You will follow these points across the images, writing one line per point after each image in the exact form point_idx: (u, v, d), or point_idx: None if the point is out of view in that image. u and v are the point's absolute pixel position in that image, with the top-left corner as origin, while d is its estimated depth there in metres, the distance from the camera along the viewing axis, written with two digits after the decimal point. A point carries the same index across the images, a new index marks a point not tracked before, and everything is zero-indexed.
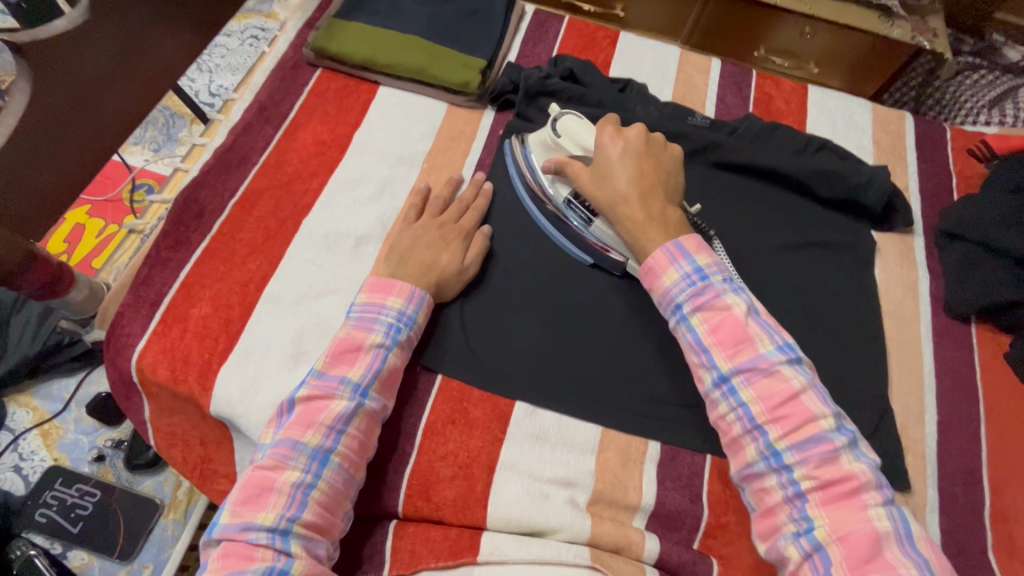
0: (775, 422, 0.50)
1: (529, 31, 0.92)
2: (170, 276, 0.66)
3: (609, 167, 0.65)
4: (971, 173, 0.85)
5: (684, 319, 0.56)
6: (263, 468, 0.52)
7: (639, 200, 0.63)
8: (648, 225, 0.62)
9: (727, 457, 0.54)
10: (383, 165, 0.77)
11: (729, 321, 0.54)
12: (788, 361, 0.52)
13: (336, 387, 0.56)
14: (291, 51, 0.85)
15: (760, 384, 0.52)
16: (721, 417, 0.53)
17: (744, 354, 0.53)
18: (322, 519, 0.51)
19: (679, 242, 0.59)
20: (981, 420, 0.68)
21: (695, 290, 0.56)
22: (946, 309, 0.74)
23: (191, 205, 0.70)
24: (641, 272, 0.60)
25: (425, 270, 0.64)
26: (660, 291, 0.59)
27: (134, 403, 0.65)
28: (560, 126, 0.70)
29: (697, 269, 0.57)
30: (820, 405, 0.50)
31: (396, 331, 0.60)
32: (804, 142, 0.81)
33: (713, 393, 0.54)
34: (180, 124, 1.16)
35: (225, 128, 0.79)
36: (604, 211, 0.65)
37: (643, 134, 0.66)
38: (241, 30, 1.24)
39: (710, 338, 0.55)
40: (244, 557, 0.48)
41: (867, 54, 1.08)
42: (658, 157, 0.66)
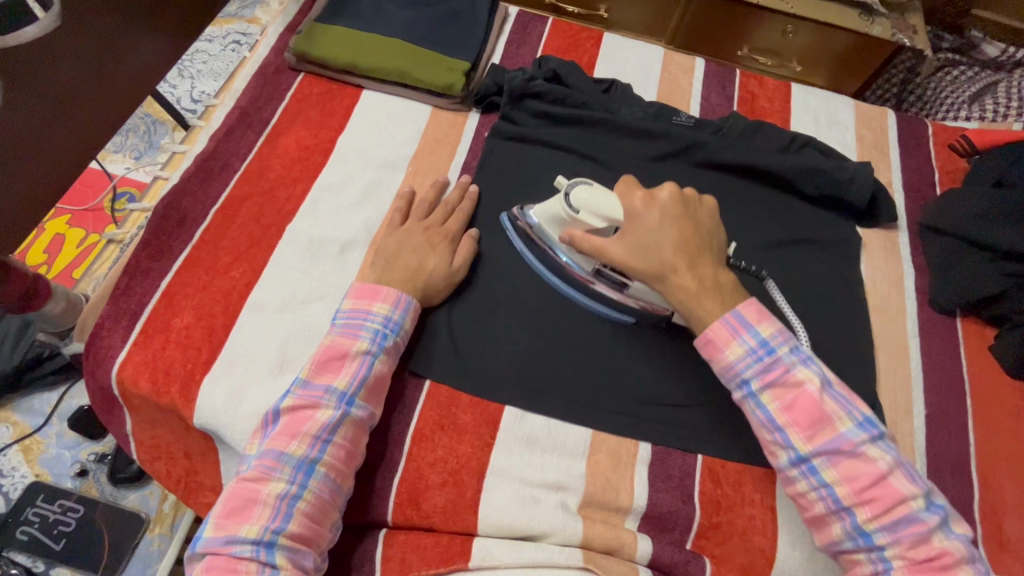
0: (863, 505, 0.49)
1: (513, 33, 0.92)
2: (151, 286, 0.65)
3: (648, 235, 0.60)
4: (953, 168, 0.86)
5: (753, 397, 0.54)
6: (247, 480, 0.52)
7: (689, 268, 0.58)
8: (704, 296, 0.57)
9: (809, 525, 0.54)
10: (367, 169, 0.76)
11: (804, 401, 0.52)
12: (870, 440, 0.51)
13: (321, 396, 0.55)
14: (273, 56, 0.84)
15: (845, 466, 0.50)
16: (802, 494, 0.52)
17: (824, 436, 0.51)
18: (307, 530, 0.52)
19: (739, 314, 0.56)
20: (968, 413, 0.68)
21: (763, 366, 0.54)
22: (931, 303, 0.74)
23: (172, 213, 0.69)
24: (698, 344, 0.57)
25: (411, 275, 0.63)
26: (723, 365, 0.56)
27: (116, 416, 0.64)
28: (575, 200, 0.63)
29: (763, 343, 0.54)
30: (908, 485, 0.49)
31: (382, 338, 0.59)
32: (788, 140, 0.81)
33: (791, 471, 0.53)
34: (162, 131, 1.14)
35: (205, 135, 0.78)
36: (649, 283, 0.60)
37: (674, 195, 0.62)
38: (223, 36, 1.23)
39: (785, 419, 0.52)
40: (228, 569, 0.49)
41: (848, 51, 1.09)
42: (694, 215, 0.62)
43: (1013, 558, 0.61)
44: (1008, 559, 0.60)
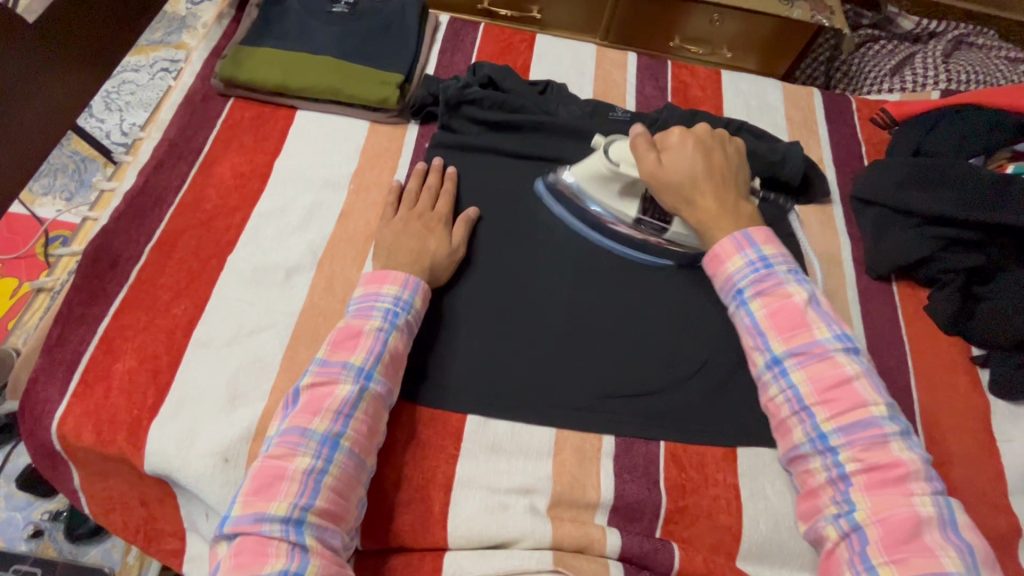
0: (824, 404, 0.54)
1: (445, 41, 0.91)
2: (87, 333, 0.62)
3: (678, 161, 0.66)
4: (877, 141, 0.90)
5: (744, 304, 0.60)
6: (273, 458, 0.52)
7: (713, 191, 0.65)
8: (721, 216, 0.64)
9: (776, 440, 0.58)
10: (308, 191, 0.75)
11: (789, 308, 0.58)
12: (843, 349, 0.56)
13: (339, 371, 0.56)
14: (199, 83, 0.82)
15: (813, 368, 0.55)
16: (771, 399, 0.57)
17: (799, 338, 0.56)
18: (335, 506, 0.51)
19: (747, 232, 0.62)
20: (911, 371, 0.72)
21: (758, 276, 0.60)
22: (868, 271, 0.78)
23: (104, 254, 0.67)
24: (706, 258, 0.64)
25: (416, 257, 0.65)
26: (723, 276, 0.62)
27: (62, 473, 0.61)
28: (614, 155, 0.70)
29: (762, 258, 0.61)
30: (872, 393, 0.54)
31: (393, 316, 0.60)
32: (722, 126, 0.83)
33: (764, 375, 0.57)
34: (93, 169, 1.10)
35: (133, 171, 0.75)
36: (677, 207, 0.67)
37: (706, 130, 0.69)
38: (150, 64, 1.19)
39: (768, 322, 0.58)
40: (257, 551, 0.48)
41: (774, 35, 1.12)
42: (723, 149, 0.69)
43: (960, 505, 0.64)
44: None
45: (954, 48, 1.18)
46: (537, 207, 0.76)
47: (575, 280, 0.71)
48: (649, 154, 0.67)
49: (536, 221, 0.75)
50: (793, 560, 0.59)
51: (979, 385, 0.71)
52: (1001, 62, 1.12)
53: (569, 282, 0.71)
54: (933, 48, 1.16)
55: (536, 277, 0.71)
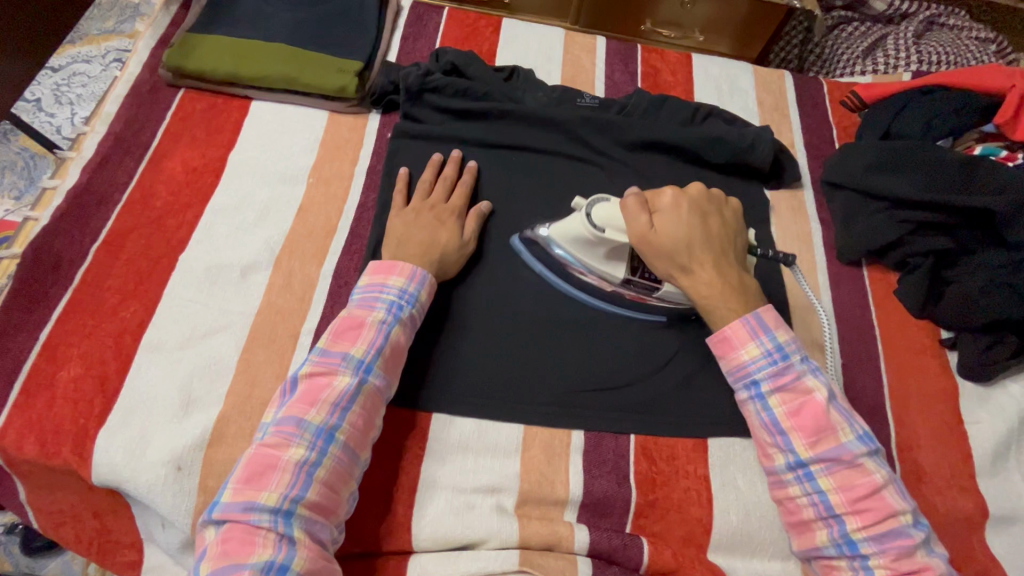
0: (855, 514, 0.52)
1: (408, 27, 0.88)
2: (28, 340, 0.59)
3: (671, 226, 0.61)
4: (849, 124, 0.89)
5: (761, 398, 0.56)
6: (268, 446, 0.50)
7: (711, 260, 0.61)
8: (724, 291, 0.60)
9: (789, 531, 0.56)
10: (264, 186, 0.72)
11: (811, 407, 0.55)
12: (869, 454, 0.53)
13: (339, 362, 0.54)
14: (147, 74, 0.78)
15: (842, 475, 0.53)
16: (791, 499, 0.55)
17: (826, 444, 0.53)
18: (326, 500, 0.49)
19: (759, 316, 0.58)
20: (880, 356, 0.72)
21: (775, 369, 0.56)
22: (839, 255, 0.77)
23: (45, 256, 0.63)
24: (713, 340, 0.60)
25: (425, 249, 0.64)
26: (736, 363, 0.58)
27: (6, 487, 0.58)
28: (598, 219, 0.62)
29: (779, 347, 0.57)
30: (899, 500, 0.52)
31: (398, 309, 0.58)
32: (692, 112, 0.82)
33: (786, 474, 0.55)
34: (43, 165, 1.04)
35: (76, 167, 0.71)
36: (674, 275, 0.62)
37: (702, 191, 0.65)
38: (102, 55, 1.14)
39: (790, 422, 0.55)
40: (245, 541, 0.46)
41: (747, 17, 1.10)
42: (718, 214, 0.64)
43: (929, 488, 0.64)
44: (925, 491, 0.64)
45: (926, 28, 1.17)
46: (504, 199, 0.74)
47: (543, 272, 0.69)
48: (641, 215, 0.62)
49: (503, 213, 0.73)
50: (763, 550, 0.58)
51: (947, 368, 0.71)
52: (972, 43, 1.11)
53: (537, 275, 0.69)
54: (905, 30, 1.15)
55: (504, 270, 0.69)
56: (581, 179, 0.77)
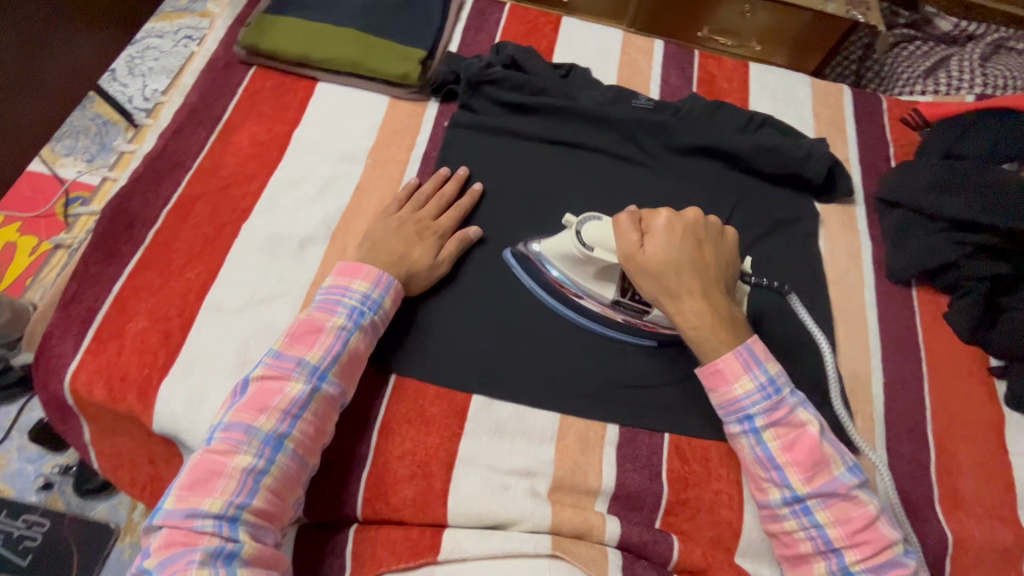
0: (853, 547, 0.52)
1: (470, 20, 0.90)
2: (102, 291, 0.63)
3: (662, 249, 0.59)
4: (907, 142, 0.87)
5: (755, 432, 0.55)
6: (213, 452, 0.51)
7: (701, 289, 0.59)
8: (712, 321, 0.58)
9: (782, 561, 0.56)
10: (325, 163, 0.74)
11: (806, 442, 0.54)
12: (861, 485, 0.54)
13: (293, 368, 0.55)
14: (222, 51, 0.82)
15: (838, 508, 0.53)
16: (788, 532, 0.54)
17: (822, 478, 0.53)
18: (272, 506, 0.51)
19: (750, 348, 0.57)
20: (924, 378, 0.70)
21: (769, 404, 0.55)
22: (888, 274, 0.76)
23: (121, 215, 0.67)
24: (704, 374, 0.57)
25: (396, 261, 0.64)
26: (729, 397, 0.56)
27: (73, 427, 0.62)
28: (588, 238, 0.62)
29: (772, 381, 0.56)
30: (891, 530, 0.53)
31: (358, 315, 0.59)
32: (746, 120, 0.82)
33: (782, 509, 0.54)
34: (114, 132, 1.09)
35: (153, 134, 0.75)
36: (660, 299, 0.59)
37: (699, 217, 0.62)
38: (174, 31, 1.19)
39: (786, 457, 0.54)
40: (189, 543, 0.48)
41: (807, 29, 1.09)
42: (714, 243, 0.61)
43: (966, 515, 0.63)
44: (963, 518, 0.63)
45: (994, 51, 1.13)
46: (552, 193, 0.75)
47: None
48: (631, 233, 0.60)
49: (552, 206, 0.74)
50: None
51: (994, 397, 0.70)
52: None
53: None
54: (970, 52, 1.13)
55: None
56: (629, 178, 0.77)
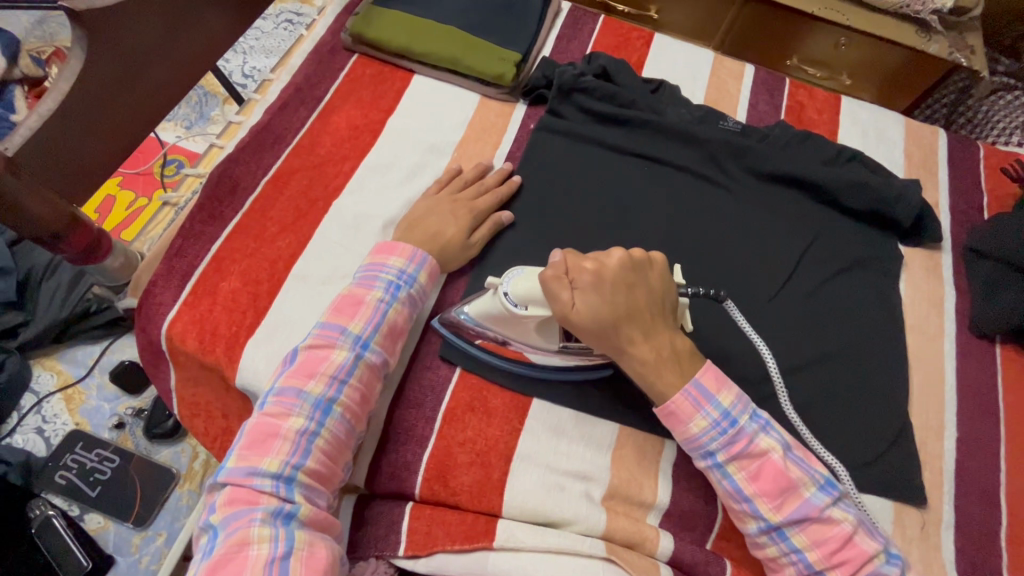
0: (834, 567, 0.50)
1: (565, 28, 0.92)
2: (202, 249, 0.67)
3: (594, 305, 0.54)
4: (1003, 193, 0.84)
5: (718, 467, 0.54)
6: (269, 415, 0.53)
7: (644, 335, 0.55)
8: (660, 365, 0.55)
9: None
10: (414, 152, 0.77)
11: (769, 469, 0.52)
12: (834, 502, 0.52)
13: (337, 336, 0.57)
14: (329, 36, 0.86)
15: (812, 530, 0.51)
16: (771, 558, 0.53)
17: (791, 503, 0.52)
18: (325, 469, 0.53)
19: (700, 383, 0.54)
20: (1001, 440, 0.67)
21: (728, 438, 0.53)
22: (972, 326, 0.73)
23: (225, 180, 0.71)
24: (661, 416, 0.56)
25: (428, 237, 0.66)
26: (687, 437, 0.55)
27: (162, 371, 0.66)
28: (516, 295, 0.57)
29: (725, 414, 0.54)
30: (870, 541, 0.51)
31: (396, 288, 0.61)
32: (834, 153, 0.80)
33: (760, 537, 0.53)
34: (213, 103, 1.16)
35: (260, 108, 0.81)
36: (605, 349, 0.56)
37: (624, 257, 0.55)
38: (277, 14, 1.26)
39: (752, 490, 0.52)
40: (249, 502, 0.49)
41: (903, 67, 1.06)
42: (643, 278, 0.55)
43: None
44: None
45: None
46: (630, 203, 0.75)
47: None
48: (560, 293, 0.54)
49: (629, 217, 0.74)
50: None
51: None
52: None
53: None
54: None
55: None
56: (708, 198, 0.77)
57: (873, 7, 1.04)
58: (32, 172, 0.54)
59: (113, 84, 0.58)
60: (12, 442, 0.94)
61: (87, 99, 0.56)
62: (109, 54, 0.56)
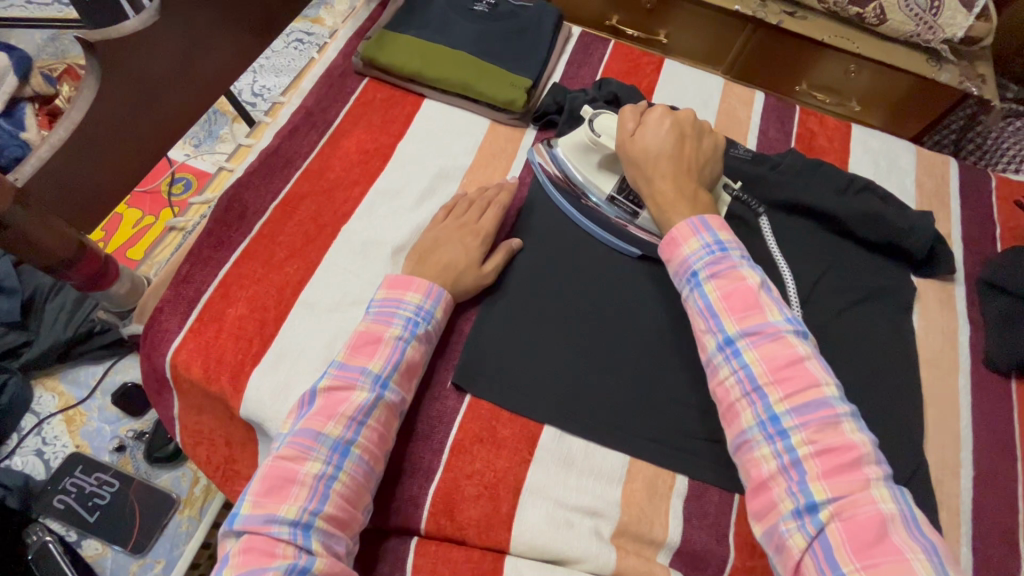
0: (778, 385, 0.51)
1: (575, 53, 0.92)
2: (209, 275, 0.66)
3: (649, 138, 0.67)
4: (1016, 225, 0.83)
5: (698, 286, 0.58)
6: (284, 459, 0.52)
7: (673, 174, 0.65)
8: (677, 201, 0.64)
9: (723, 429, 0.55)
10: (424, 177, 0.77)
11: (742, 289, 0.55)
12: (795, 333, 0.53)
13: (357, 377, 0.56)
14: (340, 60, 0.87)
15: (766, 348, 0.53)
16: (722, 382, 0.54)
17: (753, 320, 0.54)
18: (342, 513, 0.51)
19: (704, 216, 0.61)
20: (1018, 479, 0.66)
21: (712, 258, 0.58)
22: (987, 361, 0.72)
23: (234, 205, 0.71)
24: (662, 242, 0.62)
25: (441, 270, 0.65)
26: (677, 259, 0.60)
27: (165, 399, 0.66)
28: (599, 126, 0.71)
29: (717, 241, 0.59)
30: (823, 375, 0.51)
31: (414, 325, 0.60)
32: (845, 182, 0.79)
33: (716, 357, 0.55)
34: (222, 122, 1.16)
35: (271, 131, 0.81)
36: (639, 182, 0.67)
37: (691, 119, 0.69)
38: (288, 34, 1.27)
39: (721, 304, 0.56)
40: (265, 553, 0.48)
41: (913, 95, 1.06)
42: (698, 140, 0.68)
43: None
44: None
45: None
46: None
47: (670, 308, 0.69)
48: (630, 122, 0.68)
49: None
50: None
51: None
52: None
53: (660, 308, 0.69)
54: None
55: (639, 300, 0.69)
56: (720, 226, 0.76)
57: (882, 35, 1.04)
58: (44, 202, 0.53)
59: (126, 108, 0.58)
60: (11, 463, 0.93)
61: (100, 128, 0.56)
62: (121, 81, 0.56)
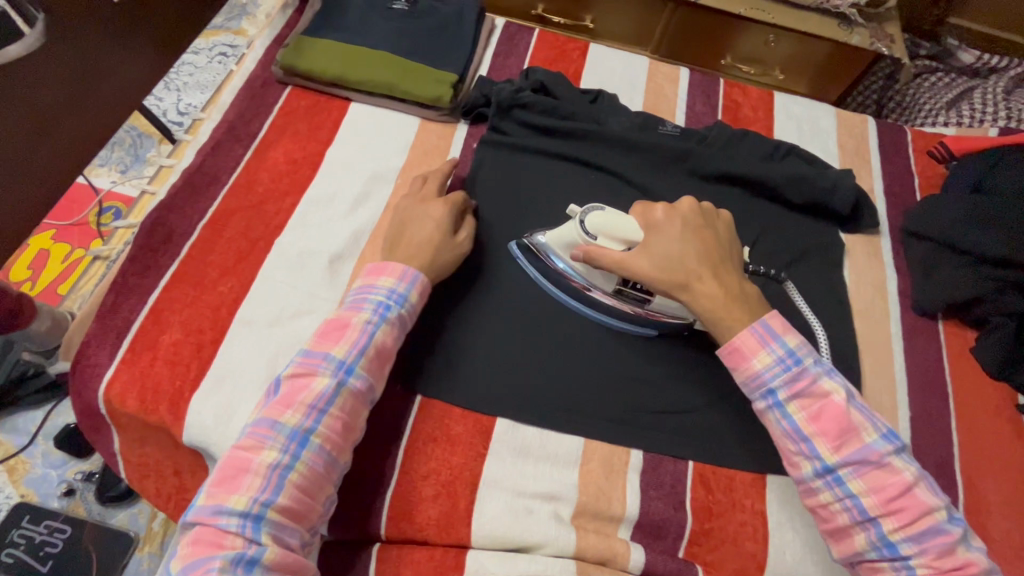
0: (890, 515, 0.50)
1: (500, 45, 0.92)
2: (138, 303, 0.64)
3: (667, 246, 0.61)
4: (931, 175, 0.88)
5: (780, 406, 0.55)
6: (242, 448, 0.51)
7: (712, 276, 0.60)
8: (730, 303, 0.58)
9: (825, 538, 0.54)
10: (357, 181, 0.76)
11: (831, 410, 0.53)
12: (894, 451, 0.52)
13: (319, 363, 0.55)
14: (260, 70, 0.85)
15: (871, 476, 0.51)
16: (824, 506, 0.53)
17: (851, 446, 0.52)
18: (297, 504, 0.51)
19: (767, 323, 0.57)
20: (951, 414, 0.70)
21: (791, 376, 0.55)
22: (915, 307, 0.76)
23: (159, 228, 0.69)
24: (723, 353, 0.58)
25: (418, 249, 0.64)
26: (749, 375, 0.56)
27: (103, 436, 0.64)
28: (590, 227, 0.63)
29: (790, 353, 0.55)
30: (931, 496, 0.50)
31: (384, 310, 0.59)
32: (771, 149, 0.82)
33: (814, 481, 0.53)
34: (148, 145, 1.13)
35: (193, 149, 0.78)
36: (673, 294, 0.60)
37: (694, 207, 0.64)
38: (209, 48, 1.23)
39: (812, 429, 0.53)
40: (213, 543, 0.47)
41: (831, 60, 1.10)
42: (714, 226, 0.63)
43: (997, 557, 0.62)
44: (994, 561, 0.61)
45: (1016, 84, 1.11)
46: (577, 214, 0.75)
47: None
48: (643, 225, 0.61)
49: None
50: None
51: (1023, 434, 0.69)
52: None
53: None
54: (993, 84, 1.09)
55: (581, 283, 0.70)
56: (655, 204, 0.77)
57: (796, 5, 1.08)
58: None
59: (22, 141, 0.56)
60: None
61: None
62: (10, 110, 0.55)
